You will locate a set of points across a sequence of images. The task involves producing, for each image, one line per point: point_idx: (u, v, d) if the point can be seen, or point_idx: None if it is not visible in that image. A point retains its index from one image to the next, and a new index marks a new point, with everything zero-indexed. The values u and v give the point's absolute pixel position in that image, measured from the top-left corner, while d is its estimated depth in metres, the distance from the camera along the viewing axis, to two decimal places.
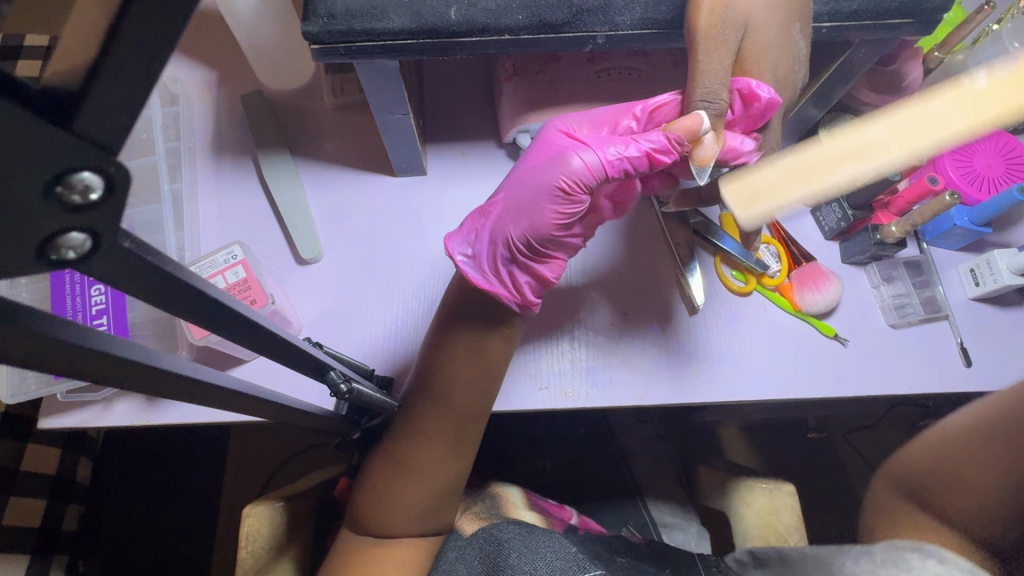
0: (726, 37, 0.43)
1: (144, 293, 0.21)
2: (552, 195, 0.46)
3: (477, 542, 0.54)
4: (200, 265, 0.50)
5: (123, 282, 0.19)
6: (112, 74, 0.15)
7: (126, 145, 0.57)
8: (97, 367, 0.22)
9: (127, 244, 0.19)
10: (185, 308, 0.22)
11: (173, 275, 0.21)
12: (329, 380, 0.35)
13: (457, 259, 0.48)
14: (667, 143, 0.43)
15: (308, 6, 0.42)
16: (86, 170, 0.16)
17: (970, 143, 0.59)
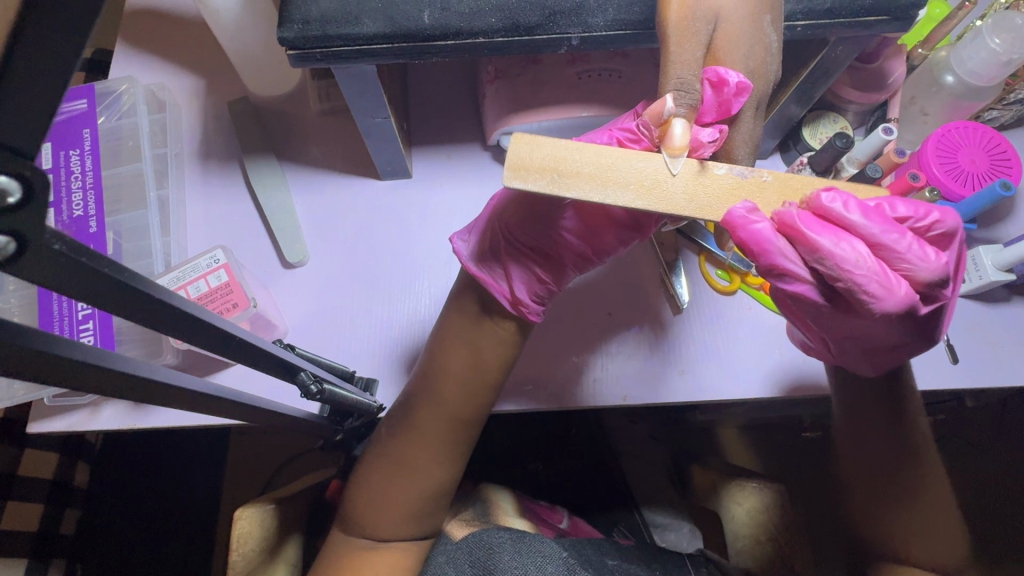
0: (698, 29, 0.42)
1: (86, 294, 0.21)
2: None
3: (466, 546, 0.52)
4: (182, 271, 0.50)
5: (60, 286, 0.20)
6: (25, 76, 0.16)
7: (114, 153, 0.58)
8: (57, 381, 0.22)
9: (59, 246, 0.19)
10: (132, 308, 0.23)
11: (112, 278, 0.21)
12: (299, 380, 0.35)
13: (455, 244, 0.51)
14: (634, 130, 0.41)
15: (283, 12, 0.42)
16: (1, 175, 0.17)
17: (954, 139, 0.59)
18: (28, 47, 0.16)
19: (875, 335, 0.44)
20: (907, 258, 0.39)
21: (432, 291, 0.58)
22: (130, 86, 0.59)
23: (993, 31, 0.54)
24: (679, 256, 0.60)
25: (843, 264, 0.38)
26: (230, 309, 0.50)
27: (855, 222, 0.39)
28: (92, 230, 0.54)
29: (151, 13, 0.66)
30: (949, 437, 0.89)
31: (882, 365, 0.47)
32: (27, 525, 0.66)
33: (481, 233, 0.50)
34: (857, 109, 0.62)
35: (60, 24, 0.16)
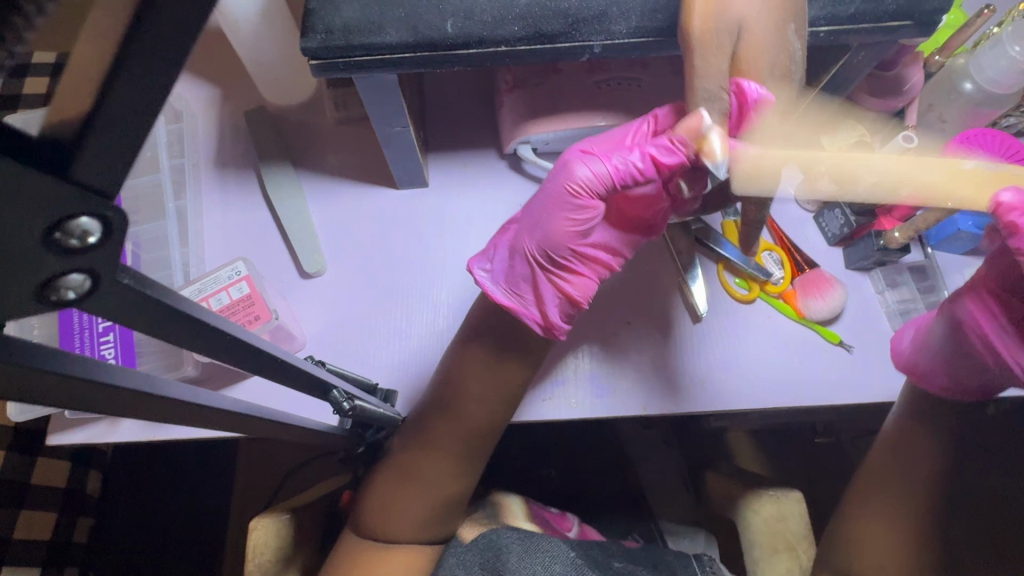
0: (720, 42, 0.43)
1: (148, 325, 0.21)
2: (562, 201, 0.46)
3: (477, 547, 0.52)
4: (203, 283, 0.50)
5: (125, 316, 0.20)
6: (108, 128, 0.16)
7: (132, 162, 0.58)
8: (104, 401, 0.22)
9: (126, 280, 0.19)
10: (186, 336, 0.23)
11: (170, 306, 0.21)
12: (332, 398, 0.35)
13: (477, 274, 0.50)
14: (670, 142, 0.42)
15: (307, 23, 0.42)
16: (84, 218, 0.17)
17: (973, 146, 0.59)
18: (113, 96, 0.15)
19: None
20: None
21: (449, 299, 0.58)
22: None
23: (1013, 38, 0.54)
24: (695, 262, 0.59)
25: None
26: (252, 321, 0.50)
27: None
28: (113, 241, 0.54)
29: None
30: None
31: None
32: (41, 534, 0.66)
33: (504, 257, 0.50)
34: (876, 115, 0.62)
35: (147, 80, 0.16)
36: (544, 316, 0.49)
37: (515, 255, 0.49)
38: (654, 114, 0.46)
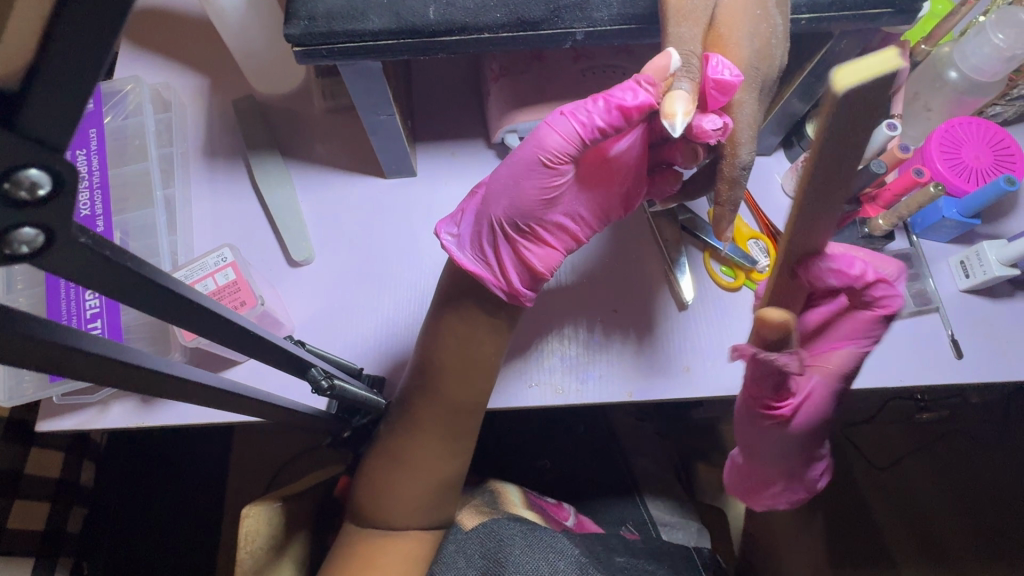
0: (697, 10, 0.43)
1: (109, 288, 0.21)
2: (529, 166, 0.46)
3: (476, 537, 0.53)
4: (190, 268, 0.50)
5: (85, 277, 0.20)
6: (52, 78, 0.16)
7: (120, 152, 0.58)
8: (77, 371, 0.22)
9: (83, 240, 0.19)
10: (152, 303, 0.23)
11: (130, 269, 0.21)
12: (310, 376, 0.35)
13: (442, 238, 0.50)
14: (636, 82, 0.42)
15: (289, 10, 0.43)
16: (32, 169, 0.17)
17: (957, 135, 0.59)
18: (58, 50, 0.16)
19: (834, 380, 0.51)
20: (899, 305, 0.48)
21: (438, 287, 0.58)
22: (135, 85, 0.60)
23: (996, 26, 0.54)
24: (682, 251, 0.59)
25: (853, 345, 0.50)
26: (238, 306, 0.50)
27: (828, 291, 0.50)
28: (100, 229, 0.54)
29: (156, 11, 0.67)
30: (948, 434, 0.90)
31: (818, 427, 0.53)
32: (35, 523, 0.66)
33: (470, 224, 0.50)
34: (861, 104, 0.62)
35: (90, 29, 0.16)
36: (506, 281, 0.49)
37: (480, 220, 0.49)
38: None
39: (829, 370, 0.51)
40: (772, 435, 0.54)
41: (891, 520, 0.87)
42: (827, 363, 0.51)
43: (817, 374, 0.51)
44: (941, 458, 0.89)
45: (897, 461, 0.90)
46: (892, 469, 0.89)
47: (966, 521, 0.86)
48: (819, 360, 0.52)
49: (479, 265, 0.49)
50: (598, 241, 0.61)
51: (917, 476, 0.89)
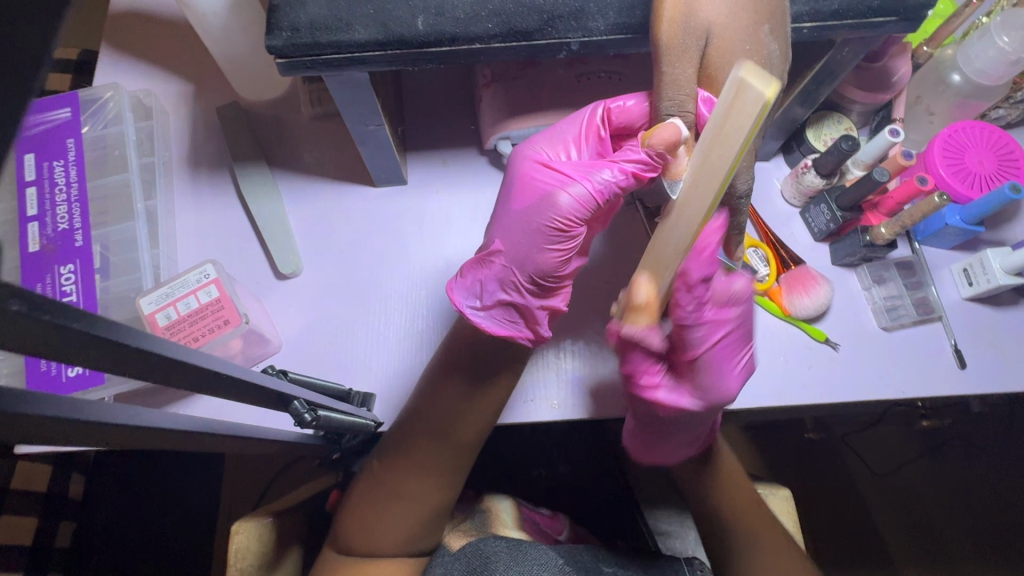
0: (688, 45, 0.42)
1: (51, 351, 0.19)
2: (548, 234, 0.45)
3: (464, 556, 0.49)
4: (171, 287, 0.49)
5: (17, 343, 0.18)
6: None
7: (99, 163, 0.56)
8: (10, 432, 0.20)
9: (16, 307, 0.17)
10: (105, 360, 0.21)
11: (76, 330, 0.19)
12: (292, 410, 0.34)
13: (468, 314, 0.46)
14: (648, 158, 0.43)
15: (271, 20, 0.41)
16: None
17: (960, 140, 0.58)
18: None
19: (707, 383, 0.46)
20: (731, 297, 0.43)
21: (429, 300, 0.57)
22: (115, 93, 0.57)
23: (1001, 29, 0.53)
24: None
25: (702, 349, 0.44)
26: (222, 325, 0.48)
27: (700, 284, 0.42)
28: (79, 244, 0.52)
29: (138, 16, 0.65)
30: (948, 439, 0.89)
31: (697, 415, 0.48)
32: (19, 538, 0.65)
33: (491, 293, 0.46)
34: (862, 109, 0.61)
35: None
36: (538, 337, 0.48)
37: (502, 289, 0.47)
38: (606, 105, 0.47)
39: (701, 384, 0.46)
40: (678, 425, 0.50)
41: (890, 523, 0.87)
42: (697, 376, 0.46)
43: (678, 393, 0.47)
44: (941, 464, 0.89)
45: (897, 466, 0.89)
46: (892, 473, 0.89)
47: (965, 525, 0.86)
48: (688, 373, 0.46)
49: (511, 330, 0.47)
50: (595, 250, 0.59)
51: (918, 480, 0.88)
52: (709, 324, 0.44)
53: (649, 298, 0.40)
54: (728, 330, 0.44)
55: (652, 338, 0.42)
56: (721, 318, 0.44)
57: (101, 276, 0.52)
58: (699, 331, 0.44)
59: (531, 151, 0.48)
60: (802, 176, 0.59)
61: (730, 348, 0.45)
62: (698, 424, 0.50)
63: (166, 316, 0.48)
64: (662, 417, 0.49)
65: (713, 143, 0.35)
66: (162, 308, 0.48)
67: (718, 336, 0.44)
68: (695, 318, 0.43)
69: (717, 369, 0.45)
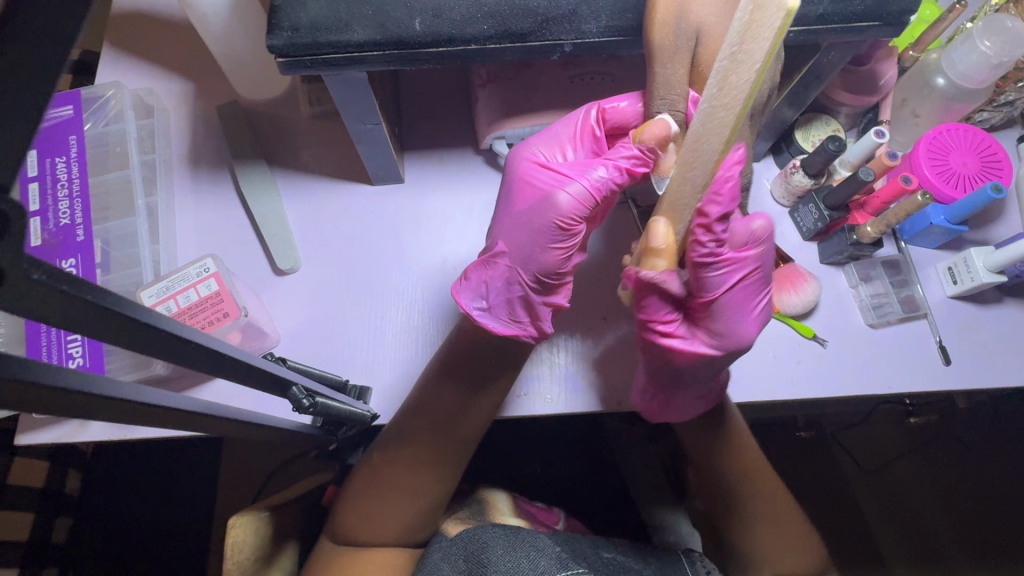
0: (678, 47, 0.43)
1: (66, 322, 0.20)
2: (551, 233, 0.46)
3: (461, 542, 0.50)
4: (172, 280, 0.49)
5: (36, 312, 0.19)
6: None
7: (101, 160, 0.57)
8: (26, 403, 0.21)
9: (37, 275, 0.18)
10: (114, 334, 0.22)
11: (92, 302, 0.20)
12: (291, 395, 0.35)
13: (473, 314, 0.47)
14: (640, 154, 0.46)
15: (271, 19, 0.42)
16: None
17: (945, 141, 0.59)
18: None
19: (730, 326, 0.46)
20: (750, 236, 0.44)
21: (426, 296, 0.58)
22: (117, 92, 0.58)
23: (983, 34, 0.54)
24: None
25: (721, 291, 0.45)
26: (222, 318, 0.49)
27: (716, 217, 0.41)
28: (80, 239, 0.53)
29: (140, 16, 0.66)
30: (936, 436, 0.90)
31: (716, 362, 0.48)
32: (17, 532, 0.66)
33: (497, 294, 0.48)
34: (849, 111, 0.63)
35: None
36: (540, 334, 0.49)
37: (507, 288, 0.48)
38: (600, 106, 0.49)
39: (718, 329, 0.46)
40: (695, 374, 0.50)
41: (879, 519, 0.88)
42: (712, 320, 0.46)
43: (698, 339, 0.47)
44: (929, 461, 0.90)
45: (885, 463, 0.90)
46: (881, 470, 0.90)
47: (952, 521, 0.87)
48: (705, 316, 0.47)
49: (517, 328, 0.48)
50: (588, 247, 0.60)
51: (907, 477, 0.90)
52: (726, 265, 0.44)
53: (666, 240, 0.44)
54: (749, 258, 0.44)
55: (672, 282, 0.45)
56: (738, 257, 0.44)
57: (102, 271, 0.53)
58: (716, 270, 0.44)
59: (529, 152, 0.49)
60: (791, 176, 0.60)
61: (749, 288, 0.45)
62: (712, 378, 0.50)
63: (167, 309, 0.49)
64: (679, 369, 0.49)
65: (734, 62, 0.34)
66: (163, 301, 0.49)
67: (733, 278, 0.44)
68: (712, 260, 0.43)
69: (733, 312, 0.46)
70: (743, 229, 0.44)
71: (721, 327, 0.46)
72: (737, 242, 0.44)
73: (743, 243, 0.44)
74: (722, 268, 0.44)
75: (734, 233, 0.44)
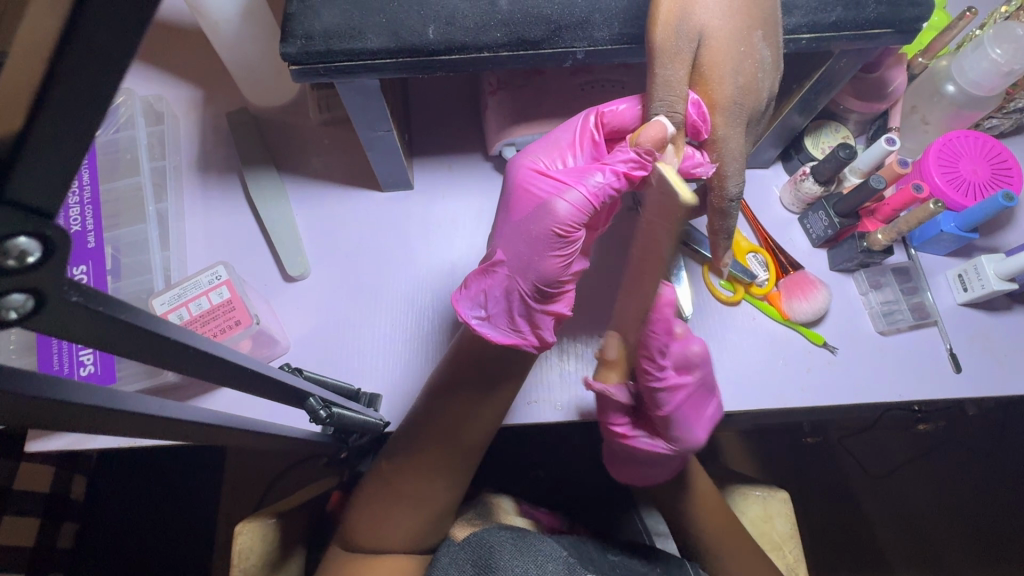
0: (681, 48, 0.44)
1: (96, 340, 0.20)
2: (548, 241, 0.46)
3: (468, 546, 0.50)
4: (183, 288, 0.49)
5: (68, 331, 0.19)
6: (44, 140, 0.16)
7: (111, 166, 0.57)
8: (56, 416, 0.21)
9: (76, 298, 0.18)
10: (142, 351, 0.21)
11: (126, 324, 0.20)
12: (308, 406, 0.34)
13: (472, 323, 0.48)
14: (637, 157, 0.45)
15: (285, 27, 0.42)
16: (21, 236, 0.16)
17: (955, 148, 0.59)
18: (57, 96, 0.15)
19: (683, 441, 0.49)
20: (688, 361, 0.47)
21: (435, 303, 0.57)
22: (128, 98, 0.59)
23: (994, 41, 0.54)
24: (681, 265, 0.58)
25: (671, 409, 0.48)
26: (233, 326, 0.49)
27: (657, 342, 0.45)
28: (91, 245, 0.53)
29: (148, 22, 0.66)
30: (944, 442, 0.90)
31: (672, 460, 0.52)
32: (24, 537, 0.66)
33: (495, 302, 0.48)
34: (859, 118, 0.63)
35: (82, 89, 0.15)
36: (542, 343, 0.49)
37: (505, 297, 0.47)
38: (597, 112, 0.49)
39: (673, 437, 0.50)
40: (653, 465, 0.53)
41: (886, 526, 0.88)
42: (669, 431, 0.49)
43: (654, 444, 0.50)
44: (937, 468, 0.90)
45: (893, 471, 0.90)
46: (888, 476, 0.90)
47: (961, 527, 0.87)
48: (659, 426, 0.50)
49: (516, 336, 0.48)
50: (597, 253, 0.60)
51: (914, 484, 0.89)
52: (671, 380, 0.47)
53: (654, 306, 0.42)
54: (689, 380, 0.47)
55: (618, 392, 0.48)
56: (682, 382, 0.47)
57: (112, 278, 0.53)
58: (664, 387, 0.47)
59: (528, 160, 0.49)
60: (800, 183, 0.60)
61: (704, 399, 0.49)
62: (672, 466, 0.54)
63: (178, 316, 0.49)
64: (638, 459, 0.53)
65: (676, 178, 0.34)
66: (175, 309, 0.49)
67: (681, 395, 0.47)
68: (654, 379, 0.47)
69: (688, 420, 0.49)
70: (696, 354, 0.47)
71: (671, 437, 0.49)
72: (684, 367, 0.47)
73: (694, 368, 0.47)
74: (670, 387, 0.47)
75: (683, 356, 0.47)
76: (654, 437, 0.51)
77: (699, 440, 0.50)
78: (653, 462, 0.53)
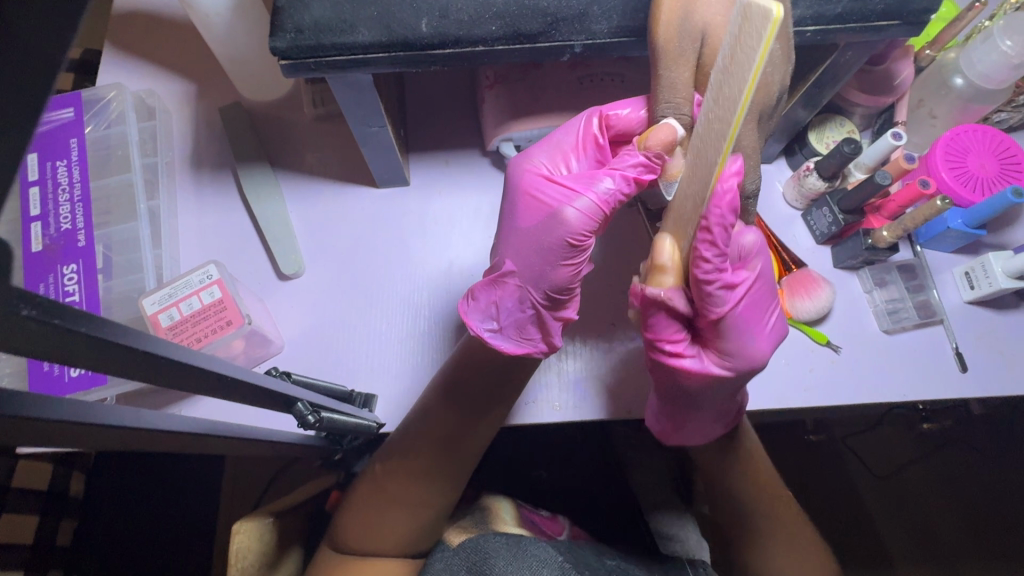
0: (685, 50, 0.42)
1: (58, 355, 0.19)
2: (561, 250, 0.45)
3: (462, 551, 0.49)
4: (174, 288, 0.49)
5: (24, 346, 0.18)
6: None
7: (102, 163, 0.56)
8: (18, 437, 0.20)
9: (28, 312, 0.17)
10: (108, 364, 0.21)
11: (88, 336, 0.19)
12: (296, 411, 0.34)
13: (484, 335, 0.46)
14: (646, 161, 0.44)
15: (275, 20, 0.41)
16: None
17: (962, 143, 0.58)
18: None
19: (743, 346, 0.45)
20: (744, 251, 0.45)
21: (432, 302, 0.56)
22: (118, 93, 0.57)
23: (1004, 33, 0.53)
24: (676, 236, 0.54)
25: (728, 309, 0.44)
26: (225, 327, 0.48)
27: (724, 224, 0.39)
28: (81, 244, 0.52)
29: (141, 16, 0.65)
30: (947, 441, 0.89)
31: (731, 384, 0.47)
32: (22, 535, 0.66)
33: (507, 313, 0.47)
34: (864, 112, 0.61)
35: None
36: (552, 348, 0.48)
37: (518, 308, 0.47)
38: (602, 114, 0.47)
39: (728, 349, 0.45)
40: (703, 400, 0.49)
41: (888, 523, 0.87)
42: (722, 340, 0.45)
43: (712, 358, 0.46)
44: (940, 466, 0.89)
45: (897, 467, 0.89)
46: (890, 474, 0.89)
47: (964, 526, 0.86)
48: (713, 337, 0.46)
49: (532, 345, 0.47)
50: (596, 251, 0.60)
51: (917, 481, 0.89)
52: (727, 274, 0.42)
53: (672, 257, 0.43)
54: (756, 261, 0.46)
55: (678, 300, 0.44)
56: (739, 280, 0.44)
57: (104, 276, 0.52)
58: (720, 281, 0.42)
59: (531, 164, 0.48)
60: (803, 178, 0.59)
61: (765, 296, 0.46)
62: (722, 403, 0.50)
63: (169, 316, 0.48)
64: (688, 391, 0.48)
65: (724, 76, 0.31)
66: (166, 308, 0.48)
67: (746, 281, 0.44)
68: (716, 264, 0.41)
69: (753, 309, 0.45)
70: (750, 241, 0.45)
71: (728, 348, 0.45)
72: (739, 247, 0.45)
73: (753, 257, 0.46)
74: (727, 280, 0.43)
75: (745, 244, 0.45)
76: (708, 350, 0.47)
77: (768, 343, 0.46)
78: (705, 390, 0.48)
